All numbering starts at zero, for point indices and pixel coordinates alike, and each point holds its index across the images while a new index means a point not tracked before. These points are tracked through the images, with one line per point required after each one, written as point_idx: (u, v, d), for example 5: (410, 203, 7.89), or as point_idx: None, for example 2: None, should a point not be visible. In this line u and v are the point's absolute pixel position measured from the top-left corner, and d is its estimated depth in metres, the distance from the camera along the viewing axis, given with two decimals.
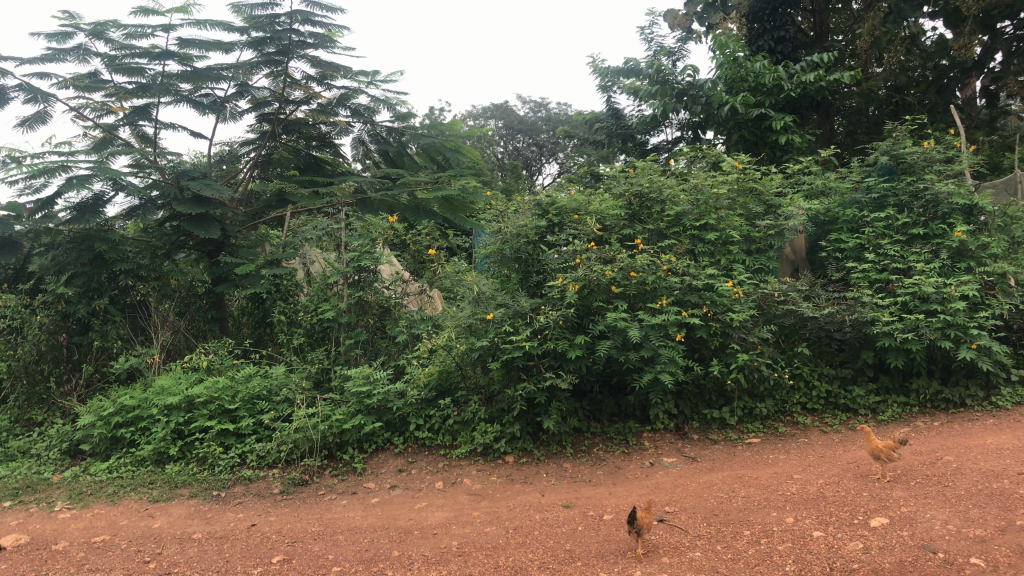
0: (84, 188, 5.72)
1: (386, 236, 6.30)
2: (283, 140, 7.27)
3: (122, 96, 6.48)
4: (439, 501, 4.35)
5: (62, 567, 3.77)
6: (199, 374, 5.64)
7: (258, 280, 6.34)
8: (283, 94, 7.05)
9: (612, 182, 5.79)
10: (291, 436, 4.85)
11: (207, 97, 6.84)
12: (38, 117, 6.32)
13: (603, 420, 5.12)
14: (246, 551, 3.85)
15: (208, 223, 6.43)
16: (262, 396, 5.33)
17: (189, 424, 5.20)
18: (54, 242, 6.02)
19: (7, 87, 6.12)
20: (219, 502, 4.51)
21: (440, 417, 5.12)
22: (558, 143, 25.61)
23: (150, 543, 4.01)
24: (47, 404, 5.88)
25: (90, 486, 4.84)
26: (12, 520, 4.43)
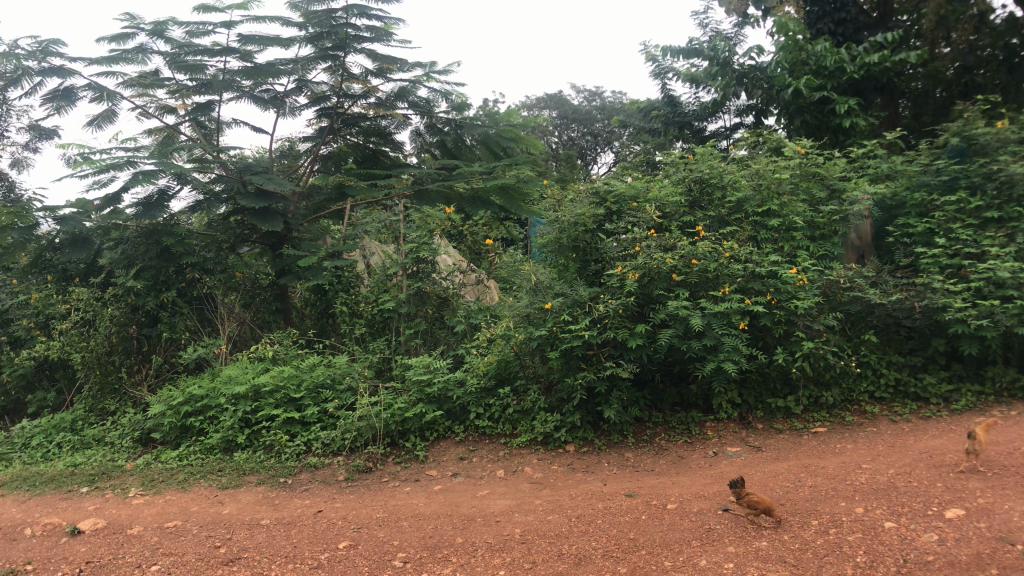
0: (150, 182, 5.85)
1: (443, 226, 6.47)
2: (344, 134, 7.30)
3: (184, 92, 6.61)
4: (501, 489, 4.37)
5: (138, 550, 3.91)
6: (266, 364, 5.75)
7: (321, 272, 6.36)
8: (342, 88, 7.08)
9: (671, 170, 5.70)
10: (355, 424, 4.92)
11: (268, 93, 6.93)
12: (105, 115, 6.48)
13: (665, 409, 5.08)
14: (314, 537, 3.93)
15: (272, 217, 6.48)
16: (326, 385, 5.43)
17: (256, 412, 5.31)
18: (123, 238, 6.25)
19: (74, 86, 6.28)
20: (287, 488, 4.61)
21: (501, 406, 5.12)
22: (614, 132, 25.36)
23: (220, 528, 4.12)
24: (120, 393, 6.09)
25: (161, 473, 4.98)
26: (90, 506, 4.61)
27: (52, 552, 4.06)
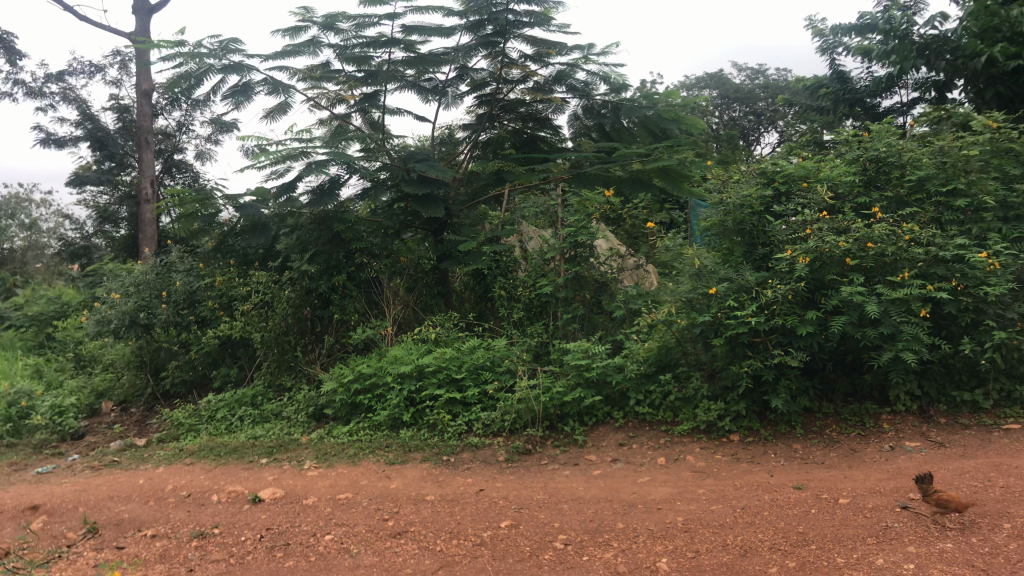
0: (322, 171, 6.13)
1: (602, 210, 6.34)
2: (502, 121, 7.41)
3: (352, 84, 6.88)
4: (661, 477, 4.30)
5: (313, 521, 4.20)
6: (429, 346, 5.93)
7: (480, 256, 6.46)
8: (502, 74, 7.13)
9: (845, 148, 5.39)
10: (514, 406, 5.00)
11: (430, 82, 7.09)
12: (281, 108, 6.83)
13: (837, 400, 4.85)
14: (477, 515, 4.03)
15: (434, 202, 6.60)
16: (486, 366, 5.52)
17: (420, 391, 5.48)
18: (298, 224, 6.57)
19: (252, 81, 6.65)
20: (450, 466, 4.74)
21: (661, 393, 5.02)
22: (777, 111, 24.39)
23: (388, 502, 4.31)
24: (296, 370, 6.43)
25: (333, 448, 5.25)
26: (270, 476, 4.96)
27: (237, 517, 4.42)
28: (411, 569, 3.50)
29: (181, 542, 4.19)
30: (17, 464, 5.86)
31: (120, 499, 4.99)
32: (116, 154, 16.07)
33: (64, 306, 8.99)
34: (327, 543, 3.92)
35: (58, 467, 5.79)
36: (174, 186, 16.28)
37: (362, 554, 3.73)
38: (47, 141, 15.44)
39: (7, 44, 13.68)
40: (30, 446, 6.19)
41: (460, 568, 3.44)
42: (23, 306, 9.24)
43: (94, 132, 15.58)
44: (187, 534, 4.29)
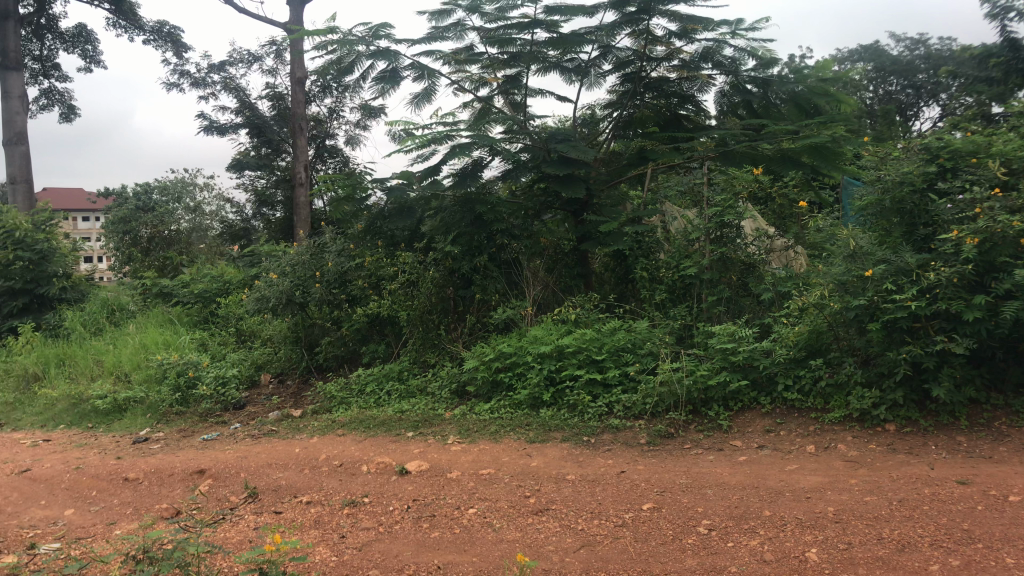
0: (466, 154, 6.20)
1: (749, 189, 6.07)
2: (645, 98, 7.23)
3: (495, 66, 6.98)
4: (811, 465, 4.15)
5: (457, 493, 4.35)
6: (569, 326, 5.94)
7: (621, 237, 6.39)
8: (644, 51, 7.06)
9: (1022, 119, 4.99)
10: (656, 389, 4.96)
11: (572, 62, 7.07)
12: (426, 92, 6.97)
13: (1008, 391, 4.52)
14: (618, 496, 4.03)
15: (575, 183, 6.47)
16: (627, 348, 5.48)
17: (560, 371, 5.52)
18: (441, 206, 6.74)
19: (399, 67, 6.81)
20: (590, 447, 4.75)
21: (811, 378, 4.82)
22: (939, 83, 22.87)
23: (529, 479, 4.39)
24: (439, 348, 6.60)
25: (476, 424, 5.37)
26: (416, 449, 5.14)
27: (385, 488, 4.60)
28: (553, 546, 3.54)
29: (333, 509, 4.40)
30: (186, 432, 6.35)
31: (278, 466, 5.28)
32: (272, 140, 16.89)
33: (226, 283, 9.54)
34: (470, 516, 4.03)
35: (222, 434, 6.20)
36: (325, 170, 16.97)
37: (504, 529, 3.82)
38: (211, 129, 16.41)
39: (174, 38, 14.59)
40: (197, 414, 6.70)
41: (601, 548, 3.44)
42: (189, 283, 9.87)
43: (252, 119, 16.42)
44: (339, 502, 4.51)
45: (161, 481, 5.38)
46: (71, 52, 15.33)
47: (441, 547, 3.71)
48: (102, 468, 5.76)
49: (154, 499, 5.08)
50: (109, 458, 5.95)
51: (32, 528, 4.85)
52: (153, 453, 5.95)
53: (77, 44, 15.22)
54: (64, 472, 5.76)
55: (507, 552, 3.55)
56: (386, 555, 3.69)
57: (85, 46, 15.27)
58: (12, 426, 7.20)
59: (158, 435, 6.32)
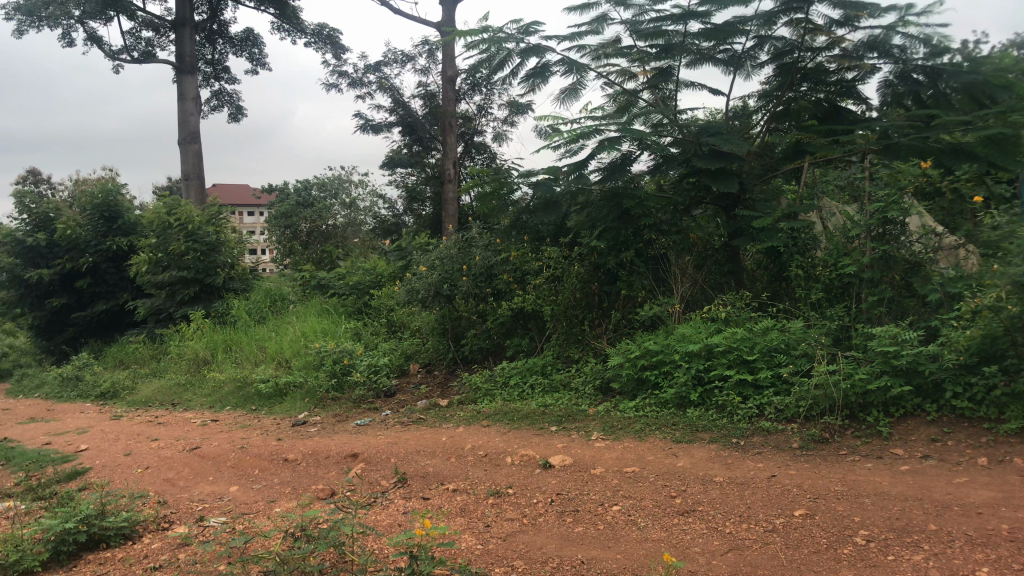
0: (614, 149, 6.13)
1: (916, 183, 5.67)
2: (803, 90, 6.93)
3: (645, 60, 6.89)
4: (983, 478, 3.88)
5: (601, 490, 4.36)
6: (718, 325, 5.81)
7: (776, 233, 6.13)
8: (806, 40, 6.76)
9: None
10: (811, 392, 4.79)
11: (726, 53, 6.88)
12: (574, 87, 6.96)
13: None
14: (769, 500, 3.91)
15: (727, 176, 6.26)
16: (780, 349, 5.30)
17: (708, 370, 5.41)
18: (589, 200, 6.59)
19: (549, 63, 6.82)
20: (739, 449, 4.63)
21: (984, 387, 4.46)
22: None
23: (676, 479, 4.34)
24: (582, 343, 6.66)
25: (620, 421, 5.38)
26: (560, 443, 5.19)
27: (529, 480, 4.69)
28: (699, 547, 3.47)
29: (479, 498, 4.51)
30: (341, 417, 6.64)
31: (426, 454, 5.43)
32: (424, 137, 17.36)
33: (379, 276, 9.88)
34: (615, 513, 4.02)
35: (374, 420, 6.44)
36: (473, 165, 17.33)
37: (650, 527, 3.78)
38: (366, 127, 17.03)
39: (334, 40, 15.24)
40: (351, 400, 6.99)
41: (750, 552, 3.34)
42: (345, 276, 10.29)
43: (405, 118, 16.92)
44: (484, 491, 4.61)
45: (317, 463, 5.65)
46: (240, 56, 16.27)
47: (585, 542, 3.71)
48: (265, 448, 6.10)
49: (312, 479, 5.35)
50: (271, 439, 6.31)
51: (202, 501, 5.20)
52: (310, 435, 6.26)
53: (245, 48, 16.14)
54: (230, 450, 6.15)
55: (653, 551, 3.50)
56: (530, 546, 3.73)
57: (252, 49, 16.17)
58: (185, 406, 7.75)
59: (315, 419, 6.65)
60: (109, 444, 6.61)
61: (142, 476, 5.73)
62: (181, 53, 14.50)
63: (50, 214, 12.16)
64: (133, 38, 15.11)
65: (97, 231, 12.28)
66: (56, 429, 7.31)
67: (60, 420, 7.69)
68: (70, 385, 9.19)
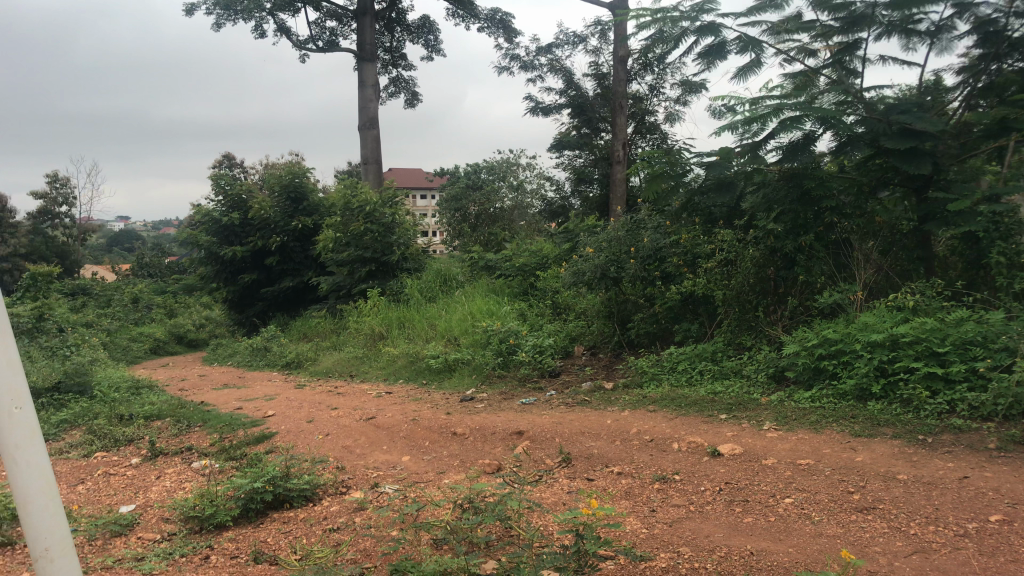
0: (796, 128, 5.85)
1: None
2: (1009, 61, 6.35)
3: (829, 35, 6.53)
4: None
5: (773, 481, 4.21)
6: (906, 315, 5.45)
7: (975, 217, 5.68)
8: (1015, 5, 6.23)
9: None
10: (1012, 390, 4.37)
11: (921, 25, 6.42)
12: (752, 65, 6.70)
13: None
14: (960, 503, 3.63)
15: (920, 157, 5.78)
16: (976, 342, 4.88)
17: (893, 362, 5.11)
18: (766, 181, 6.34)
19: (726, 41, 6.59)
20: (926, 447, 4.34)
21: None
22: None
23: (854, 475, 4.12)
24: (755, 329, 6.47)
25: (794, 412, 5.18)
26: (729, 432, 5.06)
27: (696, 467, 4.60)
28: (880, 547, 3.28)
29: (644, 482, 4.47)
30: (507, 395, 6.76)
31: (591, 435, 5.44)
32: (594, 118, 17.32)
33: (545, 257, 9.92)
34: (787, 505, 3.87)
35: (539, 400, 6.51)
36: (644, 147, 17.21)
37: (824, 522, 3.61)
38: (536, 110, 17.21)
39: (506, 24, 15.46)
40: (517, 378, 7.12)
41: (937, 557, 3.13)
42: (513, 257, 10.42)
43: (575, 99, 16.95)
44: (649, 476, 4.57)
45: (484, 438, 5.78)
46: (416, 43, 16.81)
47: (754, 533, 3.60)
48: (435, 421, 6.31)
49: (479, 454, 5.48)
50: (441, 413, 6.52)
51: (377, 468, 5.44)
52: (478, 411, 6.42)
53: (422, 34, 16.66)
54: (403, 421, 6.40)
55: (828, 547, 3.34)
56: (697, 534, 3.66)
57: (428, 36, 16.68)
58: (362, 378, 8.15)
59: (482, 396, 6.81)
60: (293, 411, 7.05)
61: (322, 442, 6.07)
62: (361, 42, 15.17)
63: (243, 196, 13.05)
64: (319, 28, 15.93)
65: (284, 212, 13.08)
66: (247, 395, 7.89)
67: (250, 387, 8.29)
68: (260, 355, 9.89)
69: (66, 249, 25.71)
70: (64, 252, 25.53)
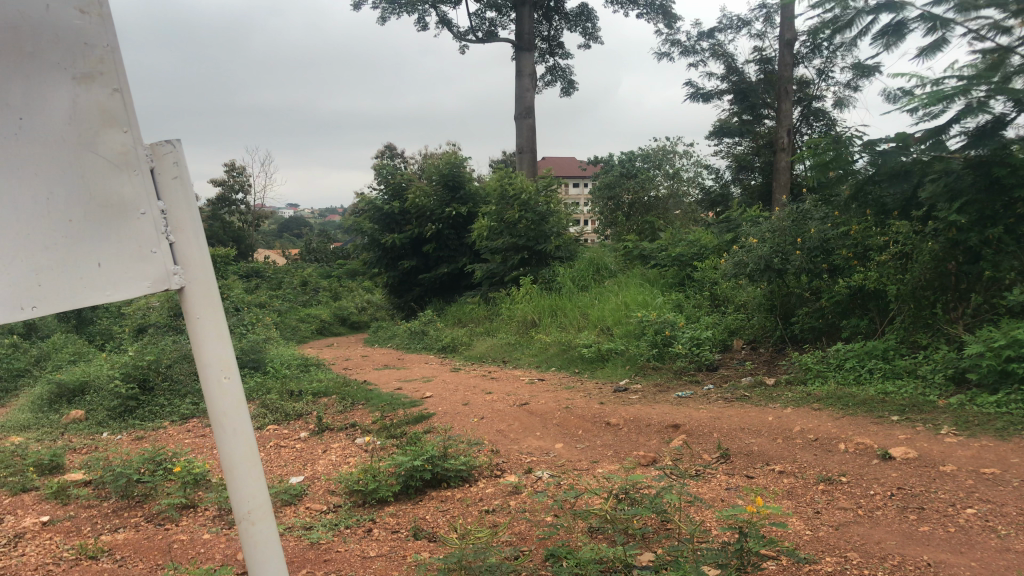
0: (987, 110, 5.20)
1: None
2: None
3: None
4: None
5: (952, 489, 3.95)
6: None
7: None
8: None
9: None
10: None
11: None
12: (936, 45, 6.26)
13: None
14: None
15: None
16: None
17: None
18: (948, 169, 5.56)
19: (907, 19, 6.20)
20: None
21: None
22: None
23: None
24: (932, 329, 6.09)
25: (977, 417, 4.83)
26: (902, 435, 4.79)
27: (865, 470, 4.37)
28: None
29: (808, 483, 4.30)
30: (662, 387, 6.67)
31: (750, 431, 5.28)
32: (756, 105, 16.73)
33: (703, 248, 9.71)
34: (969, 516, 3.61)
35: (695, 394, 6.39)
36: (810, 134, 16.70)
37: (1012, 538, 3.35)
38: (696, 96, 16.87)
39: (665, 10, 15.17)
40: (672, 371, 7.01)
41: None
42: (668, 247, 10.25)
43: (738, 85, 16.49)
44: (814, 477, 4.38)
45: (639, 430, 5.71)
46: (574, 31, 16.79)
47: (931, 543, 3.38)
48: (588, 410, 6.30)
49: (634, 445, 5.43)
50: (594, 402, 6.51)
51: (530, 454, 5.49)
52: (632, 402, 6.36)
53: (579, 23, 16.61)
54: (556, 409, 6.42)
55: (1017, 564, 3.10)
56: (866, 540, 3.47)
57: (585, 24, 16.65)
58: (515, 364, 8.27)
59: (636, 387, 6.75)
60: (449, 394, 7.23)
61: (478, 425, 6.19)
62: (520, 31, 15.29)
63: (404, 184, 13.80)
64: (479, 19, 16.20)
65: (442, 200, 13.42)
66: (406, 376, 8.17)
67: (408, 368, 8.59)
68: (417, 339, 10.22)
69: (241, 233, 27.44)
70: (239, 236, 27.28)
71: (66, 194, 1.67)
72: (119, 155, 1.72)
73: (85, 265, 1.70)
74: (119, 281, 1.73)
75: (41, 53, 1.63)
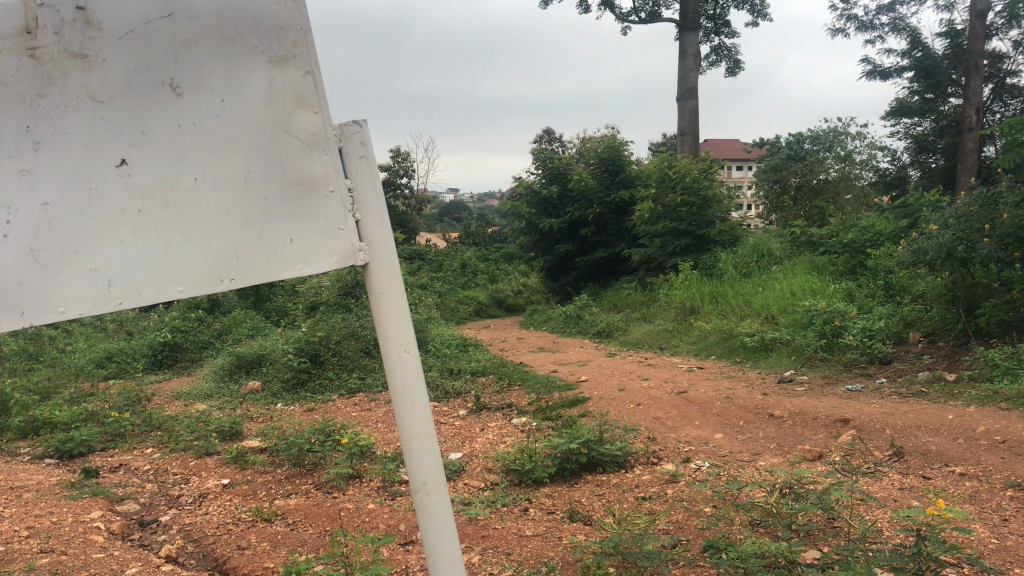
0: None
1: None
2: None
3: None
4: None
5: None
6: None
7: None
8: None
9: None
10: None
11: None
12: None
13: None
14: None
15: None
16: None
17: None
18: None
19: None
20: None
21: None
22: None
23: None
24: None
25: None
26: None
27: None
28: None
29: (994, 488, 3.98)
30: (831, 379, 6.40)
31: (928, 429, 4.94)
32: (941, 82, 15.74)
33: (877, 235, 9.19)
34: None
35: (866, 387, 6.07)
36: (1003, 112, 15.46)
37: None
38: (873, 74, 15.93)
39: None
40: (842, 363, 6.71)
41: None
42: (838, 233, 9.77)
43: (922, 61, 15.41)
44: (1000, 482, 4.05)
45: (804, 423, 5.48)
46: (741, 8, 16.26)
47: None
48: (750, 400, 6.09)
49: (799, 439, 5.22)
50: (756, 392, 6.30)
51: (689, 443, 5.38)
52: (797, 394, 6.12)
53: None
54: (716, 398, 6.26)
55: None
56: None
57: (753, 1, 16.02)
58: (672, 351, 8.16)
59: (802, 379, 6.49)
60: (606, 378, 7.21)
61: (634, 411, 6.14)
62: (684, 11, 14.91)
63: (562, 169, 14.00)
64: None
65: (601, 184, 13.39)
66: (562, 359, 8.22)
67: (564, 352, 8.64)
68: (572, 322, 10.26)
69: (404, 217, 28.44)
70: (404, 220, 28.42)
71: (262, 173, 1.74)
72: (310, 135, 1.75)
73: (279, 241, 1.77)
74: (309, 256, 1.78)
75: (241, 38, 1.69)
